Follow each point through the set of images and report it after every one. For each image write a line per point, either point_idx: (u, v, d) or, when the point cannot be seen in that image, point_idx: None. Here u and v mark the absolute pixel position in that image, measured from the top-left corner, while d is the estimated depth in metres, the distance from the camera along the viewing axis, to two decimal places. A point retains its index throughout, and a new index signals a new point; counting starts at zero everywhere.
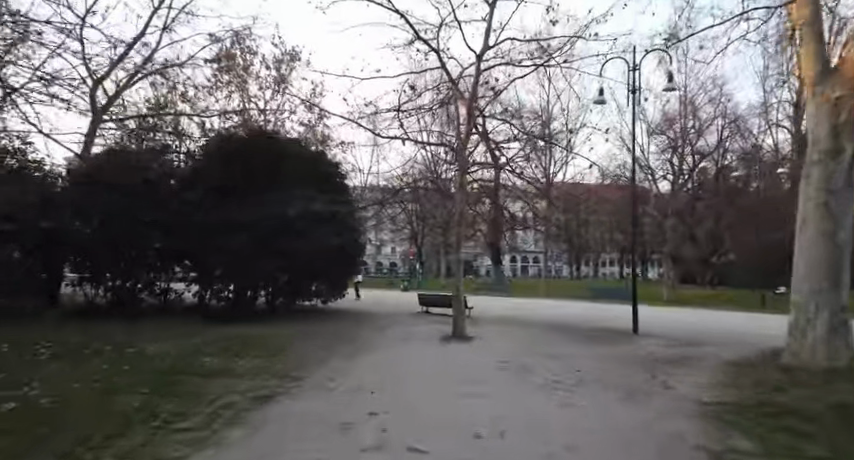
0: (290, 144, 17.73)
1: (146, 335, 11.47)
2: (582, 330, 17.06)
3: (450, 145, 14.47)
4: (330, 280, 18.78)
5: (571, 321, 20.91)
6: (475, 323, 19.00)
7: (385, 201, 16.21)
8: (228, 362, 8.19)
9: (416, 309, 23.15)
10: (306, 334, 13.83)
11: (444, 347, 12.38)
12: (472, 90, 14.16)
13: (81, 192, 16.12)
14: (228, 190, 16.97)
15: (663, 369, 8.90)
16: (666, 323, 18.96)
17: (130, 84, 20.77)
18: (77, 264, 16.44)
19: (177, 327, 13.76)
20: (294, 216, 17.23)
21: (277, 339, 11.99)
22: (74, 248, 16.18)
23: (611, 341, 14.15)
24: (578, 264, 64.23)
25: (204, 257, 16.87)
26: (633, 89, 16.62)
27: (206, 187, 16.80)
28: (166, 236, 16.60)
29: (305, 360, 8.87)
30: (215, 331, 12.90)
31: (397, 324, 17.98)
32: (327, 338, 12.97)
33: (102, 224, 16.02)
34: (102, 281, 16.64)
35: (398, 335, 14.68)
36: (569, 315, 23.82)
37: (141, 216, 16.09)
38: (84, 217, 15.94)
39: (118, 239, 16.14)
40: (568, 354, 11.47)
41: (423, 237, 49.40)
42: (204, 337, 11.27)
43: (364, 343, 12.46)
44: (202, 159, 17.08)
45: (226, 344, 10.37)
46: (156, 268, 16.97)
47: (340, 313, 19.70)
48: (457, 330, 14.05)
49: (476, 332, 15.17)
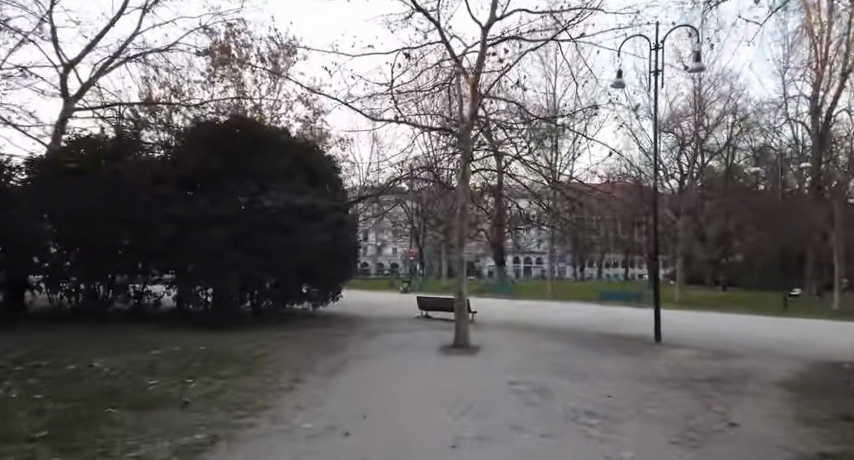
0: (274, 133, 16.11)
1: (97, 347, 9.85)
2: (598, 339, 15.41)
3: (453, 130, 12.81)
4: (322, 282, 17.18)
5: (582, 326, 19.33)
6: (478, 329, 17.41)
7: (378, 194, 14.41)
8: (174, 387, 6.58)
9: (415, 314, 21.55)
10: (289, 343, 12.22)
11: (446, 360, 10.77)
12: (477, 69, 12.47)
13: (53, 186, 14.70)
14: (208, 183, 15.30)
15: (709, 394, 7.30)
16: (689, 331, 17.33)
17: (105, 72, 19.09)
18: (39, 265, 14.86)
19: (139, 335, 12.03)
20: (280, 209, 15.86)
21: (252, 351, 10.40)
22: (37, 248, 14.58)
23: (634, 353, 12.55)
24: (583, 265, 62.88)
25: (177, 257, 15.03)
26: (654, 72, 14.98)
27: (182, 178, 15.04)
28: (137, 233, 14.94)
29: (272, 383, 7.19)
30: (182, 341, 11.24)
31: (393, 330, 16.41)
32: (313, 348, 11.38)
33: (74, 220, 14.63)
34: (67, 285, 15.10)
35: (394, 344, 13.09)
36: (580, 320, 22.23)
37: (118, 211, 14.69)
38: (57, 214, 14.60)
39: (91, 236, 14.75)
40: (589, 371, 9.82)
41: (425, 236, 47.73)
42: (167, 349, 9.69)
43: (355, 355, 10.89)
44: (180, 148, 15.41)
45: (189, 359, 8.77)
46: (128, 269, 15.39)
47: (331, 319, 18.12)
48: (460, 340, 12.44)
49: (481, 341, 13.56)
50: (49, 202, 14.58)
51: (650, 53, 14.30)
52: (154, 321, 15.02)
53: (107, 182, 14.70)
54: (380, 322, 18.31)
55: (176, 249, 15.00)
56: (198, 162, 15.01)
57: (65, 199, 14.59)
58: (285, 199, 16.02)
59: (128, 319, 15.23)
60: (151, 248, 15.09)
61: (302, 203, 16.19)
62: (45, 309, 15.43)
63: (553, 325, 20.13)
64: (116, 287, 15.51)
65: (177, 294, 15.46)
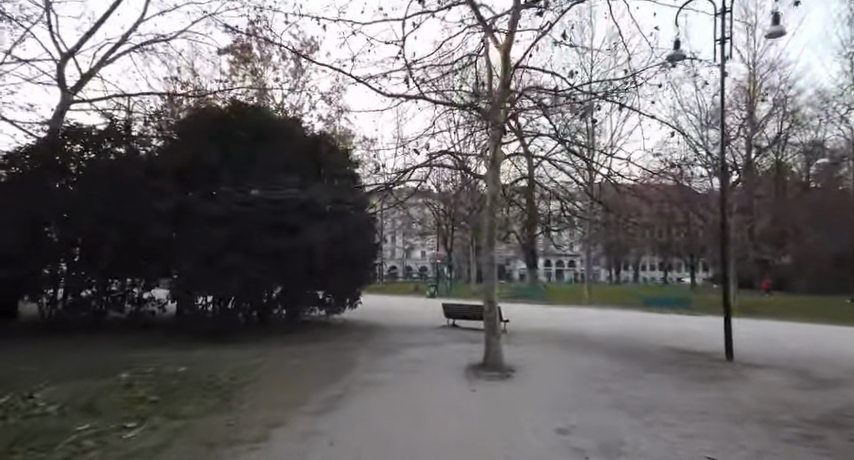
0: (277, 122, 14.56)
1: (58, 370, 8.23)
2: (654, 357, 13.16)
3: (480, 101, 10.24)
4: (336, 287, 15.59)
5: (630, 340, 17.04)
6: (509, 342, 15.38)
7: (385, 187, 11.90)
8: (102, 437, 4.83)
9: (440, 322, 19.64)
10: (289, 361, 10.45)
11: (473, 385, 8.81)
12: (510, 32, 10.16)
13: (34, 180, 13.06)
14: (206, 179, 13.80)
15: (849, 451, 5.19)
16: (758, 346, 14.93)
17: (107, 61, 17.78)
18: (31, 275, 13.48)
19: (119, 354, 10.43)
20: (284, 205, 14.11)
21: (238, 373, 8.61)
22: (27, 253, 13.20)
23: (703, 377, 10.36)
24: (618, 268, 59.92)
25: (174, 259, 13.53)
26: (720, 41, 12.51)
27: (174, 174, 13.55)
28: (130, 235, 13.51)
29: (238, 427, 5.32)
30: (161, 360, 9.55)
31: (414, 342, 14.57)
32: (314, 369, 9.59)
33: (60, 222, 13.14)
34: (51, 294, 13.56)
35: (413, 362, 11.14)
36: (624, 331, 19.97)
37: (106, 211, 13.08)
38: (38, 213, 13.00)
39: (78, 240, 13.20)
40: (658, 405, 7.73)
41: (453, 237, 45.49)
42: (136, 373, 8.02)
43: (363, 379, 9.01)
44: (174, 139, 13.95)
45: (153, 388, 7.02)
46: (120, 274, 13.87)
47: (348, 329, 16.42)
48: (489, 361, 10.28)
49: (515, 360, 11.51)
50: (29, 199, 12.95)
51: (715, 17, 11.93)
52: (150, 333, 13.53)
53: (90, 176, 13.17)
54: (401, 333, 16.50)
55: (170, 252, 13.51)
56: (195, 155, 13.60)
57: (49, 198, 13.05)
58: (290, 194, 14.31)
59: (121, 330, 13.76)
60: (144, 251, 13.56)
61: (308, 198, 14.42)
62: (38, 319, 14.08)
63: (594, 337, 17.96)
64: (109, 295, 14.05)
65: (175, 303, 13.94)
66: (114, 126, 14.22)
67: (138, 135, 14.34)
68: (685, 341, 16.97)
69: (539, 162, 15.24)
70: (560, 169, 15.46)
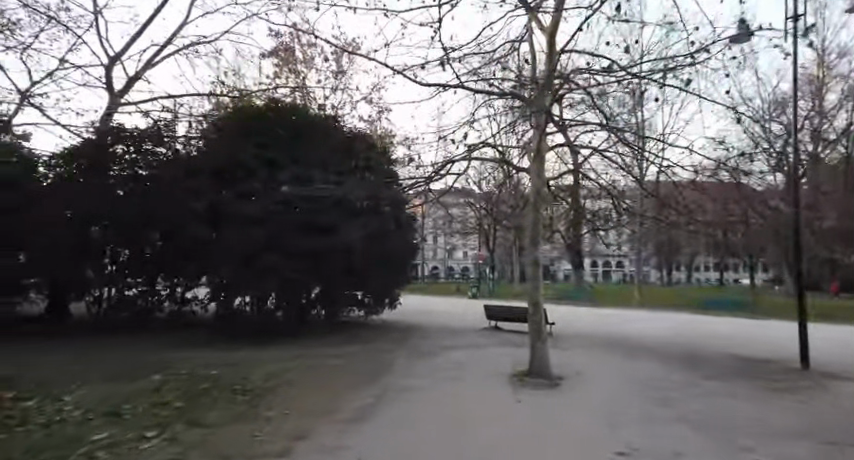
0: (313, 121, 14.32)
1: (92, 373, 8.08)
2: (716, 366, 12.08)
3: (523, 89, 9.48)
4: (372, 288, 15.51)
5: (687, 346, 15.86)
6: (555, 347, 14.54)
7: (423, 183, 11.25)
8: (117, 448, 4.47)
9: (482, 324, 18.98)
10: (324, 365, 10.05)
11: (518, 394, 8.09)
12: (556, 12, 9.38)
13: (79, 184, 13.37)
14: (243, 178, 13.62)
15: None
16: (835, 354, 13.52)
17: (152, 64, 18.09)
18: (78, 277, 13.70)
19: (156, 354, 10.33)
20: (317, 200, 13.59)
21: (270, 378, 8.24)
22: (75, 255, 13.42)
23: (778, 391, 9.29)
24: (670, 268, 57.28)
25: (212, 258, 13.36)
26: (793, 17, 11.28)
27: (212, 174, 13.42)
28: (171, 235, 13.50)
29: (260, 440, 4.86)
30: (196, 362, 9.33)
31: (455, 345, 13.98)
32: (350, 374, 9.12)
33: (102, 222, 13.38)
34: (98, 292, 13.96)
35: (453, 368, 10.52)
36: (680, 336, 18.69)
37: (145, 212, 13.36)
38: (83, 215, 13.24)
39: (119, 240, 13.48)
40: (729, 422, 6.85)
41: (495, 236, 44.52)
42: (167, 376, 7.76)
43: (401, 386, 8.46)
44: (210, 139, 13.88)
45: (180, 393, 6.69)
46: (160, 274, 14.09)
47: (387, 330, 16.02)
48: (536, 369, 9.45)
49: (562, 367, 10.71)
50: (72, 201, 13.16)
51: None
52: (190, 333, 13.55)
53: (138, 178, 13.72)
54: (441, 335, 15.94)
55: (204, 250, 13.27)
56: (230, 154, 13.44)
57: (95, 200, 13.22)
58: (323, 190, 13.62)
59: (163, 331, 13.89)
60: (183, 250, 13.55)
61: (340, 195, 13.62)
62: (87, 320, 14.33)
63: (646, 341, 16.88)
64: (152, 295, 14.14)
65: (213, 303, 13.89)
66: (153, 128, 14.30)
67: (176, 135, 14.37)
68: (750, 348, 15.65)
69: (585, 158, 14.33)
70: (609, 165, 14.47)
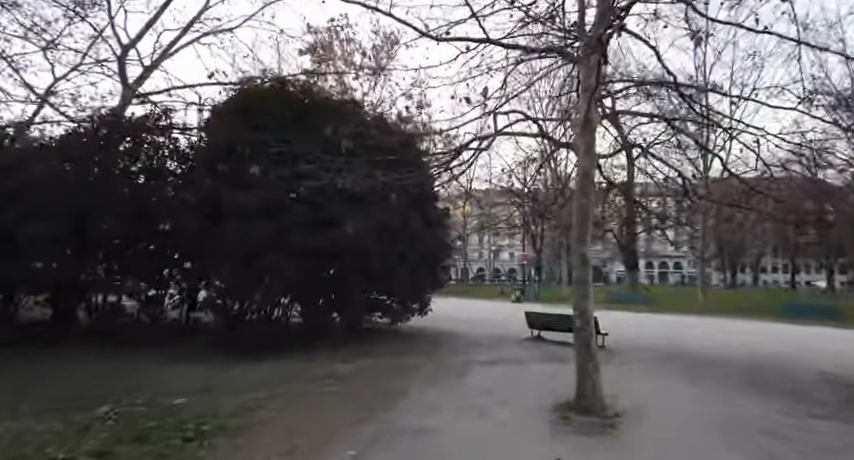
0: (325, 104, 12.60)
1: (32, 401, 6.61)
2: (816, 395, 9.63)
3: (570, 39, 7.29)
4: (398, 291, 14.03)
5: (768, 363, 13.33)
6: (606, 363, 12.37)
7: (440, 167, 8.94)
8: None
9: (523, 332, 16.94)
10: (322, 388, 8.35)
11: (556, 441, 6.00)
12: None
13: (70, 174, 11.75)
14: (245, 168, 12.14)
15: None
16: None
17: (168, 54, 17.00)
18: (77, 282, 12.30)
19: (135, 372, 8.96)
20: (324, 192, 11.87)
21: (242, 410, 6.56)
22: (81, 258, 12.15)
23: None
24: (733, 269, 53.12)
25: (210, 260, 11.90)
26: None
27: (208, 165, 12.12)
28: (170, 233, 12.17)
29: None
30: (170, 384, 7.83)
31: (487, 360, 12.06)
32: (347, 405, 7.34)
33: (89, 221, 11.86)
34: (97, 300, 12.69)
35: (479, 394, 8.54)
36: (754, 349, 16.09)
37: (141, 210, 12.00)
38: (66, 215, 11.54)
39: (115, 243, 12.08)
40: None
41: (541, 236, 42.04)
42: (115, 408, 6.24)
43: (406, 420, 6.64)
44: (211, 126, 12.44)
45: (107, 437, 5.09)
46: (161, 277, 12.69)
47: (413, 339, 14.28)
48: (586, 403, 7.23)
49: (614, 395, 8.55)
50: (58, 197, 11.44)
51: None
52: (190, 344, 12.18)
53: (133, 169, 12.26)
54: (474, 346, 14.07)
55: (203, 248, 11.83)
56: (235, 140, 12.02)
57: (106, 195, 11.89)
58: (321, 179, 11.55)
59: (163, 340, 12.54)
60: (180, 249, 12.13)
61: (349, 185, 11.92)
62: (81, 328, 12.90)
63: (716, 355, 14.44)
64: (151, 300, 12.84)
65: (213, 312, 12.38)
66: (150, 115, 12.89)
67: (177, 124, 13.03)
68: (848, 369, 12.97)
69: (641, 153, 11.86)
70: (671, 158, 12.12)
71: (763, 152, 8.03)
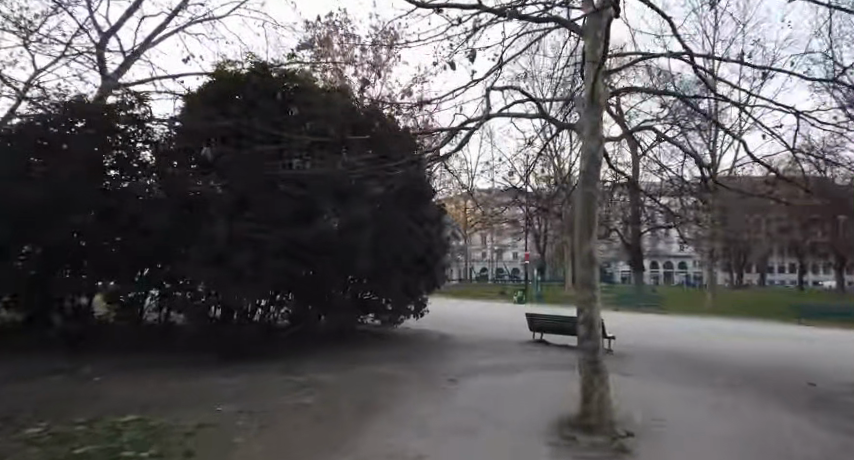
0: (309, 89, 11.70)
1: None
2: (847, 408, 8.72)
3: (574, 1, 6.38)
4: (392, 291, 13.15)
5: (786, 369, 12.43)
6: (613, 369, 11.47)
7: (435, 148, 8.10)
8: None
9: (525, 335, 16.08)
10: (298, 401, 7.47)
11: None
12: None
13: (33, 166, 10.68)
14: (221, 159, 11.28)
15: None
16: None
17: (151, 43, 16.20)
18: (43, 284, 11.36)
19: (96, 381, 8.12)
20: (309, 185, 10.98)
21: (197, 428, 5.69)
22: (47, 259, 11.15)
23: None
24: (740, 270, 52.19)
25: (185, 258, 11.05)
26: None
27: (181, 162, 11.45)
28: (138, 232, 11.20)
29: None
30: (125, 398, 6.98)
31: (484, 366, 11.16)
32: (320, 424, 6.45)
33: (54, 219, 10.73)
34: (64, 305, 11.76)
35: (471, 410, 7.61)
36: (768, 352, 15.19)
37: (111, 202, 11.08)
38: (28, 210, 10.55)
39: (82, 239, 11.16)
40: None
41: (545, 235, 41.20)
42: (48, 431, 5.39)
43: (387, 444, 5.75)
44: (185, 115, 11.54)
45: None
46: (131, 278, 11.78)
47: (407, 343, 13.38)
48: (591, 421, 6.29)
49: (624, 409, 7.64)
50: (16, 190, 10.35)
51: None
52: (165, 349, 11.33)
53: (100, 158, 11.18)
54: (473, 351, 13.21)
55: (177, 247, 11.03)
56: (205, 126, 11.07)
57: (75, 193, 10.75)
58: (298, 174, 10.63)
59: (137, 345, 11.72)
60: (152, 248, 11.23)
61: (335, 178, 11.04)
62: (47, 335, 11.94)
63: (730, 359, 13.56)
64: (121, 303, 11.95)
65: (186, 315, 11.49)
66: (121, 101, 11.91)
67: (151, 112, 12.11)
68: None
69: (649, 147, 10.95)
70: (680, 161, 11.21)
71: (797, 129, 7.12)
